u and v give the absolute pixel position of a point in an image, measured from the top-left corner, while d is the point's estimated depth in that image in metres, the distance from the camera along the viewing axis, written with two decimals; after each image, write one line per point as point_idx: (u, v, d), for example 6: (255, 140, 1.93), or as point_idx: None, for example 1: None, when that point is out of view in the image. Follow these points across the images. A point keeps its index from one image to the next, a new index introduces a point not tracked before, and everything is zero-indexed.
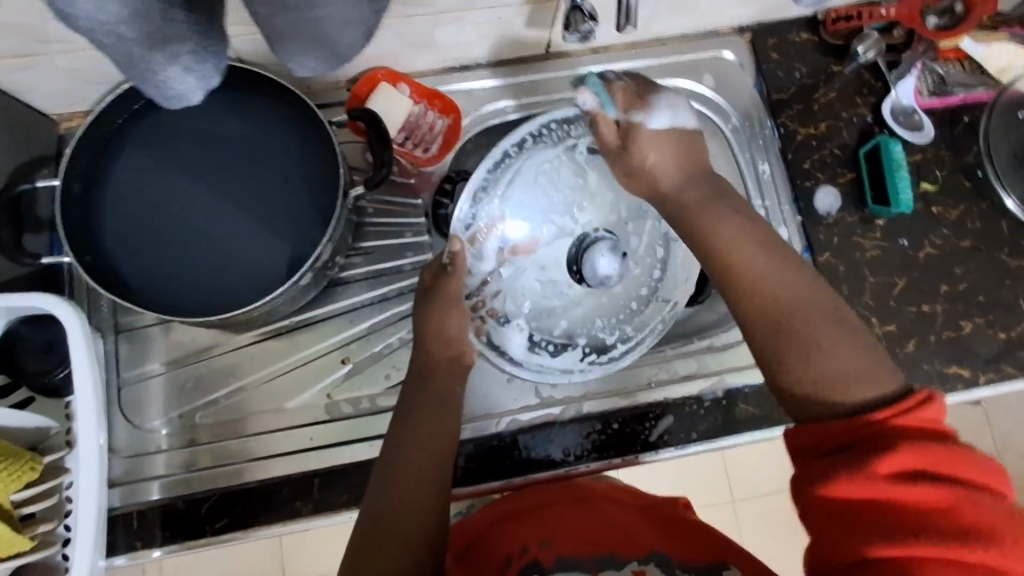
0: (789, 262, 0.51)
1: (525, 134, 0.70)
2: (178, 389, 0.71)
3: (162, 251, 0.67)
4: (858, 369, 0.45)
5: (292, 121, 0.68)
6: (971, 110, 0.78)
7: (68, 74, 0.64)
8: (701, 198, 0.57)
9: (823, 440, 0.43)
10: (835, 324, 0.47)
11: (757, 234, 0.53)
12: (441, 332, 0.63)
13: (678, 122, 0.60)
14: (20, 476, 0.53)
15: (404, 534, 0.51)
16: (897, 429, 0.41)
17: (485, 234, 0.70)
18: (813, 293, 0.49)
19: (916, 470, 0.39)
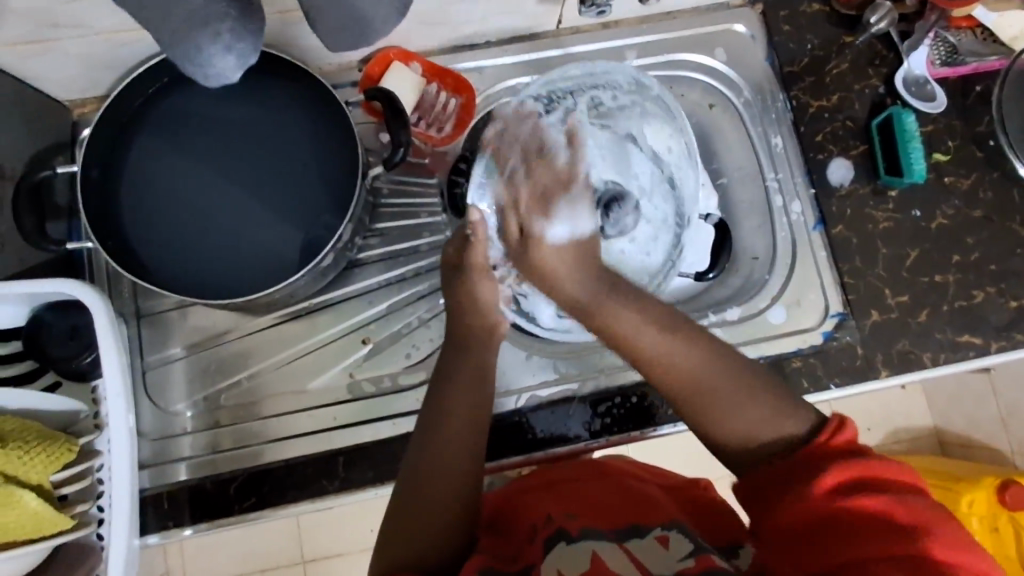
0: (686, 331, 0.53)
1: (528, 98, 0.69)
2: (201, 372, 0.72)
3: (181, 235, 0.67)
4: (757, 422, 0.50)
5: (306, 103, 0.68)
6: (982, 79, 0.78)
7: (80, 59, 0.64)
8: (630, 307, 0.54)
9: (765, 481, 0.47)
10: (728, 376, 0.51)
11: (646, 317, 0.53)
12: (472, 303, 0.62)
13: (578, 230, 0.58)
14: (59, 457, 0.55)
15: (440, 505, 0.52)
16: (824, 451, 0.47)
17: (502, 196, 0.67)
18: (712, 356, 0.52)
19: (854, 477, 0.44)
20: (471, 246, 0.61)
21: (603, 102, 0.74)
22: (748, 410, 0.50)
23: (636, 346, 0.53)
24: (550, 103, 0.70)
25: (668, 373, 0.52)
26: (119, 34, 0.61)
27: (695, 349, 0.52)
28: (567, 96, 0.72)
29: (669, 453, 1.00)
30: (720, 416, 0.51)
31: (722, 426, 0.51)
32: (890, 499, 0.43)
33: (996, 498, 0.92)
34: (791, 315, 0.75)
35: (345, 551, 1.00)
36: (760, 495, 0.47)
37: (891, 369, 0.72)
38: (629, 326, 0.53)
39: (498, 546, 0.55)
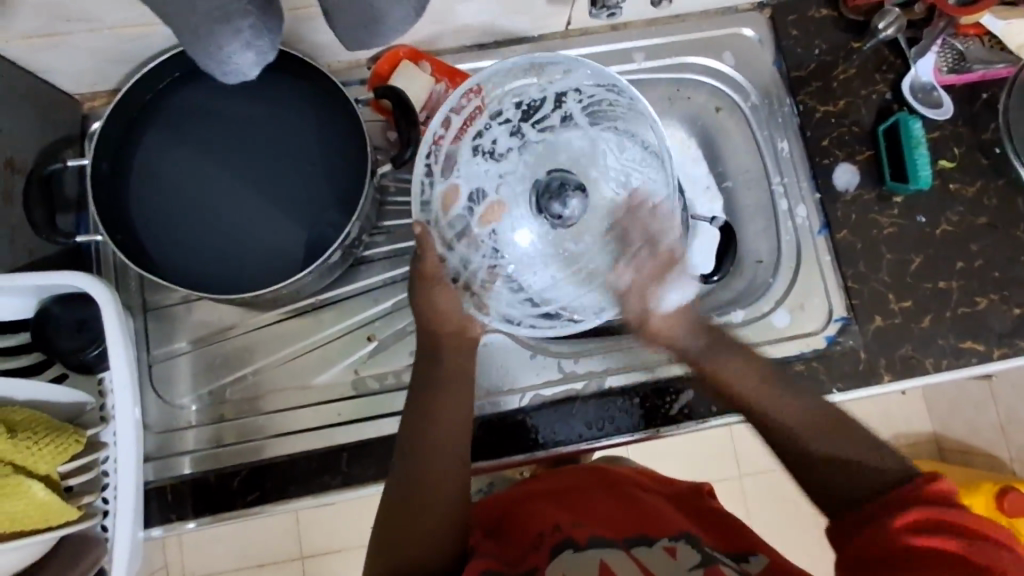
0: (777, 379, 0.59)
1: (449, 115, 0.65)
2: (206, 366, 0.72)
3: (188, 231, 0.67)
4: (855, 463, 0.51)
5: (315, 100, 0.69)
6: (989, 87, 0.78)
7: (91, 53, 0.64)
8: (736, 354, 0.60)
9: (848, 523, 0.47)
10: (817, 421, 0.55)
11: (747, 359, 0.60)
12: (435, 312, 0.62)
13: (686, 294, 0.62)
14: (67, 448, 0.55)
15: (433, 505, 0.54)
16: (909, 498, 0.45)
17: (453, 199, 0.64)
18: (807, 405, 0.56)
19: (926, 522, 0.43)
20: (420, 258, 0.62)
21: (530, 98, 0.65)
22: (849, 446, 0.52)
23: (741, 392, 0.59)
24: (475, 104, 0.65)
25: (774, 420, 0.57)
26: (131, 28, 0.61)
27: (800, 400, 0.57)
28: (497, 97, 0.65)
29: (667, 455, 1.02)
30: (820, 467, 0.52)
31: (826, 471, 0.52)
32: (967, 540, 0.42)
33: (994, 505, 0.92)
34: (795, 319, 0.75)
35: (343, 547, 1.00)
36: (842, 534, 0.48)
37: (893, 374, 0.72)
38: (745, 383, 0.59)
39: (503, 550, 0.55)
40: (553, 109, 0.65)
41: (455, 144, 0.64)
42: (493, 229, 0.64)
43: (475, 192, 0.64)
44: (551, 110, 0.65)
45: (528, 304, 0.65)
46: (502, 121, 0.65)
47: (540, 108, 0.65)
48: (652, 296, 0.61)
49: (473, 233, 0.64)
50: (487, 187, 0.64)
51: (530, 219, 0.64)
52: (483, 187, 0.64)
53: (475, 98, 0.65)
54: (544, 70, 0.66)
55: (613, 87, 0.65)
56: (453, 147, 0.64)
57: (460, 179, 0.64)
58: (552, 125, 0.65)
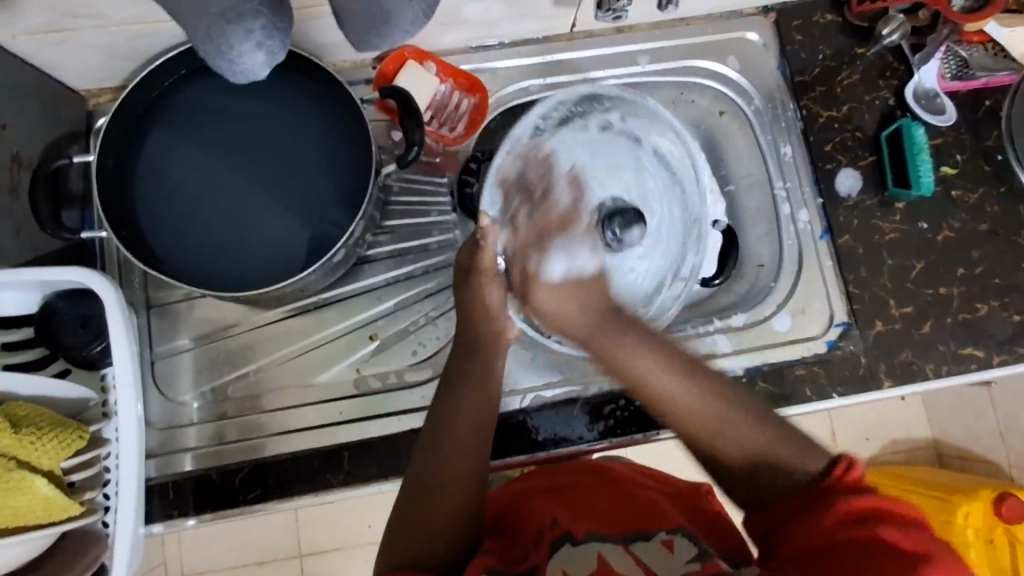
0: (679, 359, 0.53)
1: (537, 120, 0.69)
2: (209, 363, 0.72)
3: (193, 229, 0.67)
4: (772, 460, 0.48)
5: (320, 98, 0.69)
6: (992, 94, 0.78)
7: (99, 50, 0.64)
8: (642, 337, 0.55)
9: (774, 520, 0.45)
10: (733, 421, 0.50)
11: (648, 338, 0.55)
12: (481, 309, 0.60)
13: (575, 268, 0.59)
14: (70, 444, 0.55)
15: (443, 506, 0.52)
16: (836, 491, 0.43)
17: (520, 197, 0.66)
18: (709, 394, 0.51)
19: (865, 514, 0.41)
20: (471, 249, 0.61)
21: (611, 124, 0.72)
22: (758, 441, 0.49)
23: (660, 392, 0.52)
24: (564, 120, 0.71)
25: (688, 411, 0.51)
26: (138, 25, 0.62)
27: (681, 374, 0.52)
28: (576, 118, 0.71)
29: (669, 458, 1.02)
30: (717, 453, 0.50)
31: (728, 451, 0.49)
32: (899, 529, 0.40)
33: (992, 509, 0.91)
34: (797, 323, 0.75)
35: (342, 546, 1.00)
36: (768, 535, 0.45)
37: (893, 380, 0.72)
38: (647, 367, 0.53)
39: (505, 551, 0.54)
40: (623, 140, 0.73)
41: (530, 152, 0.69)
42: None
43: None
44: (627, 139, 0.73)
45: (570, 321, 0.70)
46: (575, 139, 0.71)
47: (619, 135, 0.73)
48: (533, 288, 0.59)
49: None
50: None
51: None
52: (564, 196, 0.69)
53: (558, 113, 0.70)
54: (624, 105, 0.72)
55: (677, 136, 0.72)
56: (529, 154, 0.69)
57: (546, 181, 0.68)
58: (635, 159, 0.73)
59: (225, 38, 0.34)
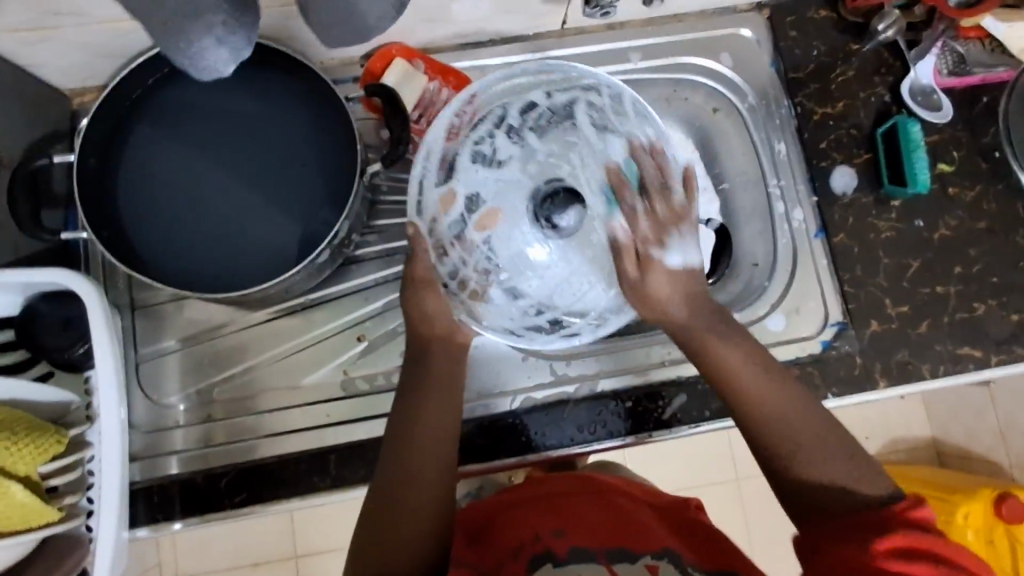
0: (777, 371, 0.57)
1: (449, 121, 0.63)
2: (194, 364, 0.71)
3: (176, 229, 0.66)
4: (851, 478, 0.52)
5: (306, 97, 0.68)
6: (989, 90, 0.77)
7: (81, 48, 0.63)
8: (742, 340, 0.58)
9: (825, 534, 0.49)
10: (809, 424, 0.54)
11: (749, 348, 0.57)
12: (426, 315, 0.61)
13: (690, 259, 0.58)
14: (47, 449, 0.54)
15: (413, 507, 0.54)
16: (895, 521, 0.48)
17: (455, 200, 0.63)
18: (795, 399, 0.55)
19: (910, 550, 0.46)
20: (413, 260, 0.62)
21: (538, 106, 0.65)
22: (840, 461, 0.52)
23: (733, 374, 0.56)
24: (478, 117, 0.64)
25: (758, 407, 0.55)
26: (120, 23, 0.61)
27: (789, 389, 0.56)
28: (497, 109, 0.64)
29: (670, 456, 1.06)
30: (807, 466, 0.53)
31: (813, 471, 0.52)
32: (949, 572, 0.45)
33: (993, 510, 0.90)
34: (790, 323, 0.74)
35: (337, 548, 0.99)
36: (816, 554, 0.49)
37: (889, 380, 0.71)
38: (747, 376, 0.56)
39: (486, 561, 0.56)
40: (558, 118, 0.64)
41: (456, 151, 0.63)
42: (489, 235, 0.62)
43: (472, 198, 0.63)
44: (559, 115, 0.64)
45: (525, 312, 0.64)
46: (502, 129, 0.64)
47: (541, 112, 0.65)
48: (641, 280, 0.57)
49: (469, 239, 0.63)
50: (483, 192, 0.63)
51: (525, 228, 0.62)
52: (479, 193, 0.63)
53: (472, 108, 0.64)
54: (551, 79, 0.66)
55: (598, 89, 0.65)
56: (455, 152, 0.63)
57: (457, 185, 0.63)
58: (558, 135, 0.64)
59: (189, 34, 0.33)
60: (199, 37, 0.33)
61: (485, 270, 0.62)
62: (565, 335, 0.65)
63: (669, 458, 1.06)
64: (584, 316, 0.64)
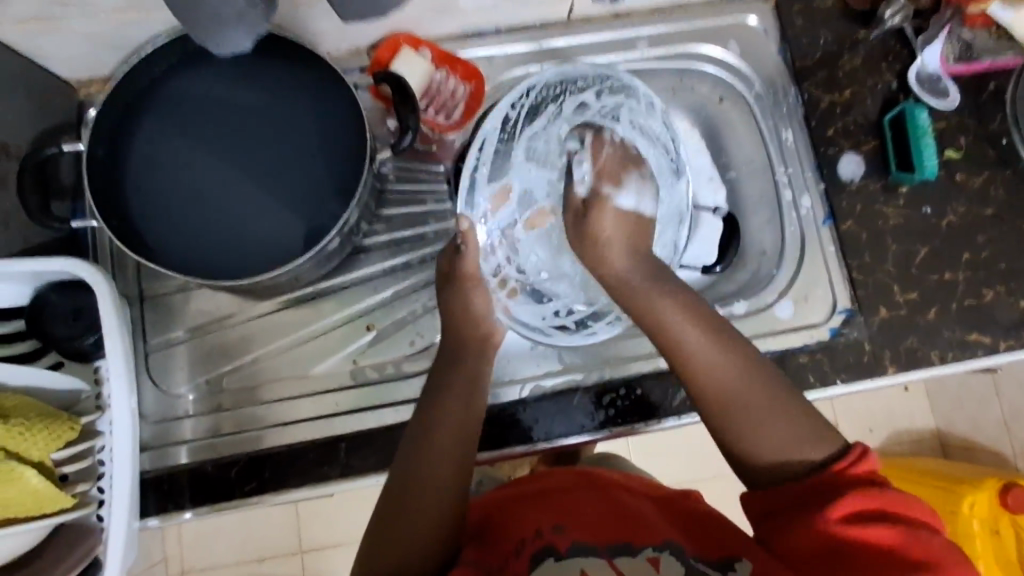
0: (706, 333, 0.59)
1: (506, 111, 0.72)
2: (202, 355, 0.71)
3: (186, 219, 0.66)
4: (799, 441, 0.53)
5: (314, 86, 0.68)
6: (996, 76, 0.77)
7: (88, 37, 0.63)
8: (668, 302, 0.62)
9: (780, 503, 0.50)
10: (762, 389, 0.56)
11: (677, 310, 0.61)
12: (467, 312, 0.66)
13: (641, 207, 0.71)
14: (61, 435, 0.54)
15: (425, 500, 0.53)
16: (844, 483, 0.49)
17: (505, 198, 0.74)
18: (749, 365, 0.57)
19: (858, 514, 0.46)
20: (462, 256, 0.67)
21: (589, 110, 0.74)
22: (787, 423, 0.54)
23: (674, 335, 0.59)
24: (530, 115, 0.72)
25: (706, 376, 0.57)
26: (128, 12, 0.60)
27: (733, 357, 0.57)
28: (550, 102, 0.73)
29: (676, 448, 1.07)
30: (756, 427, 0.54)
31: (760, 442, 0.53)
32: (905, 532, 0.46)
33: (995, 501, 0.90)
34: (798, 310, 0.74)
35: (342, 542, 0.99)
36: (772, 520, 0.50)
37: (898, 366, 0.71)
38: (692, 338, 0.58)
39: (488, 554, 0.54)
40: (604, 119, 0.74)
41: (508, 145, 0.73)
42: (534, 232, 0.75)
43: (523, 195, 0.74)
44: (609, 118, 0.74)
45: (558, 309, 0.75)
46: (554, 125, 0.74)
47: (592, 114, 0.74)
48: (604, 211, 0.68)
49: (514, 234, 0.75)
50: (532, 190, 0.74)
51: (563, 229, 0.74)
52: (530, 191, 0.74)
53: (528, 100, 0.72)
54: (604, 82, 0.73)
55: (652, 109, 0.74)
56: (506, 149, 0.73)
57: (508, 181, 0.73)
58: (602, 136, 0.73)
59: (210, 13, 0.34)
60: (219, 17, 0.34)
61: (522, 267, 0.75)
62: (587, 333, 0.74)
63: (674, 450, 1.06)
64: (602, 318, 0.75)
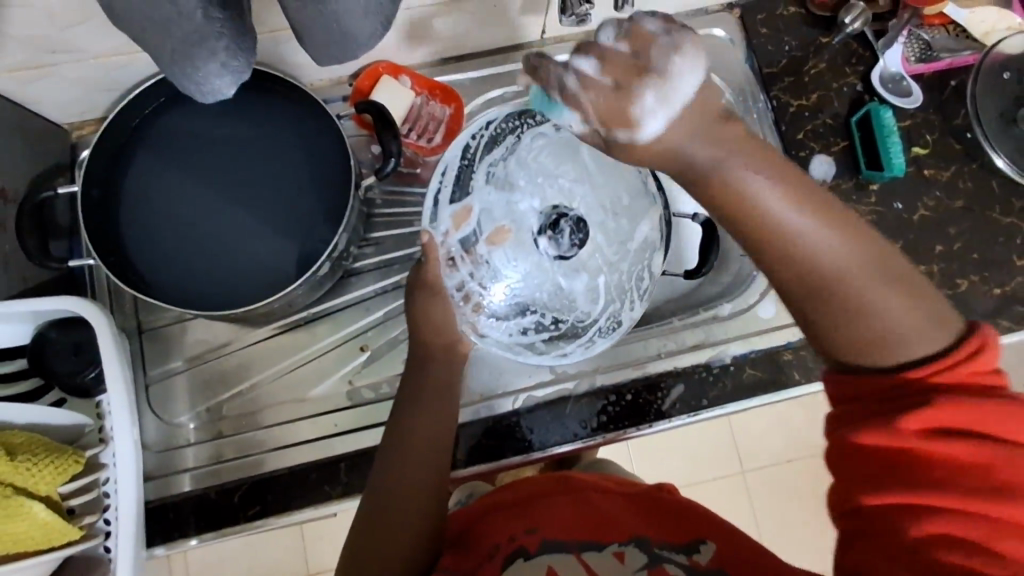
0: (812, 198, 0.44)
1: (467, 142, 0.70)
2: (200, 385, 0.73)
3: (182, 251, 0.68)
4: (916, 323, 0.43)
5: (299, 117, 0.70)
6: (957, 74, 0.80)
7: (78, 83, 0.66)
8: (768, 163, 0.45)
9: (860, 399, 0.43)
10: (876, 269, 0.44)
11: (780, 176, 0.45)
12: (431, 324, 0.64)
13: (679, 98, 0.45)
14: (66, 469, 0.56)
15: (412, 513, 0.55)
16: (937, 389, 0.41)
17: (470, 214, 0.68)
18: (861, 236, 0.44)
19: (945, 427, 0.39)
20: (421, 267, 0.65)
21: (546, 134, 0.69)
22: (902, 303, 0.43)
23: (772, 208, 0.44)
24: (494, 139, 0.70)
25: (816, 249, 0.44)
26: (114, 57, 0.63)
27: (842, 226, 0.44)
28: (507, 134, 0.70)
29: (675, 451, 1.08)
30: (870, 301, 0.43)
31: (878, 322, 0.43)
32: (1000, 450, 0.38)
33: None
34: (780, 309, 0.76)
35: None
36: (844, 408, 0.43)
37: None
38: (781, 208, 0.44)
39: (462, 562, 0.54)
40: (565, 145, 0.69)
41: (470, 171, 0.69)
42: (497, 250, 0.67)
43: (485, 212, 0.68)
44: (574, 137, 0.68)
45: (524, 328, 0.69)
46: (517, 152, 0.69)
47: (553, 135, 0.69)
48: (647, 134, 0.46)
49: (478, 251, 0.67)
50: (495, 209, 0.68)
51: (529, 251, 0.67)
52: (493, 210, 0.68)
53: (488, 132, 0.71)
54: None
55: None
56: (469, 170, 0.69)
57: (472, 201, 0.68)
58: (569, 158, 0.68)
59: (193, 62, 0.36)
60: (203, 66, 0.36)
61: (488, 284, 0.67)
62: (557, 355, 0.70)
63: (672, 454, 1.08)
64: (577, 338, 0.70)
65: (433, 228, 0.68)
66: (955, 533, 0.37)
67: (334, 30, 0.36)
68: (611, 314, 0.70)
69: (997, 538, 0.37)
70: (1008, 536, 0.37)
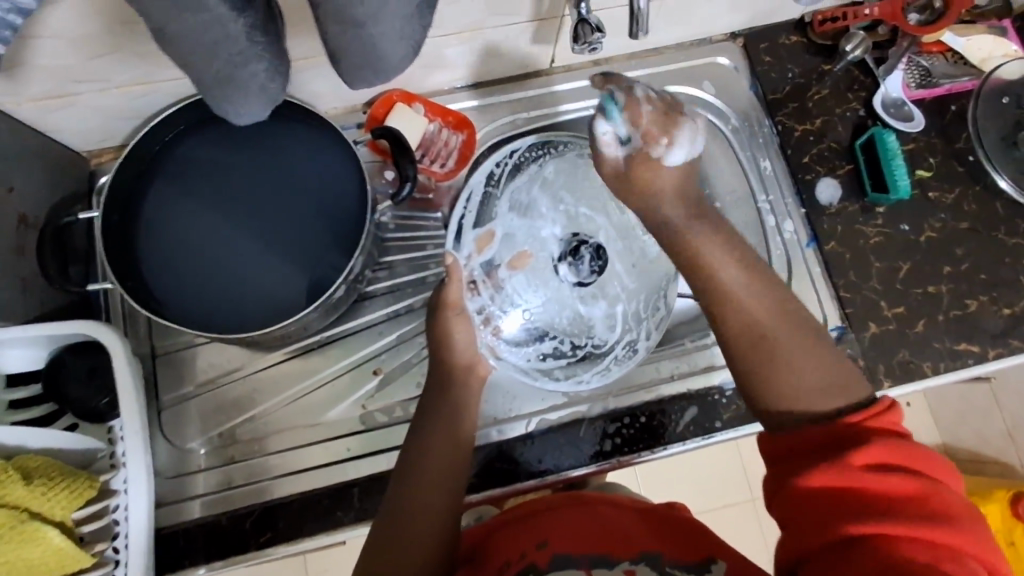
0: (754, 275, 0.55)
1: (492, 168, 0.75)
2: (212, 411, 0.72)
3: (200, 274, 0.69)
4: (827, 385, 0.49)
5: (314, 144, 0.71)
6: (957, 99, 0.82)
7: (100, 111, 0.67)
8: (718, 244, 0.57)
9: (801, 447, 0.47)
10: (798, 337, 0.51)
11: (731, 255, 0.56)
12: (447, 347, 0.65)
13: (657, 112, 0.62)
14: (81, 493, 0.56)
15: (426, 537, 0.54)
16: (868, 433, 0.45)
17: (493, 241, 0.72)
18: (786, 311, 0.53)
19: (883, 465, 0.43)
20: (446, 286, 0.66)
21: (569, 165, 0.75)
22: (815, 369, 0.50)
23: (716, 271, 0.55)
24: (517, 165, 0.75)
25: (744, 309, 0.53)
26: (137, 86, 0.65)
27: (767, 297, 0.54)
28: (530, 163, 0.75)
29: (685, 477, 1.07)
30: (785, 361, 0.50)
31: (791, 379, 0.50)
32: (924, 483, 0.43)
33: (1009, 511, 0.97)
34: None
35: None
36: (783, 465, 0.47)
37: (892, 379, 0.73)
38: (733, 273, 0.55)
39: None
40: (587, 178, 0.74)
41: (494, 197, 0.74)
42: (519, 274, 0.72)
43: (508, 238, 0.73)
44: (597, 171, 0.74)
45: (542, 353, 0.72)
46: (540, 181, 0.74)
47: (576, 167, 0.74)
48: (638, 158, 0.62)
49: (499, 275, 0.72)
50: (517, 235, 0.73)
51: (549, 278, 0.72)
52: (514, 235, 0.73)
53: (512, 160, 0.75)
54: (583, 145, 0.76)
55: None
56: (493, 199, 0.74)
57: (495, 225, 0.73)
58: (589, 192, 0.74)
59: (236, 84, 0.37)
60: (242, 88, 0.38)
61: (507, 307, 0.72)
62: (574, 380, 0.72)
63: (682, 480, 1.07)
64: (594, 366, 0.72)
65: (460, 251, 0.72)
66: (917, 557, 0.39)
67: (365, 56, 0.38)
68: (628, 342, 0.73)
69: (942, 562, 0.39)
70: (948, 558, 0.40)
